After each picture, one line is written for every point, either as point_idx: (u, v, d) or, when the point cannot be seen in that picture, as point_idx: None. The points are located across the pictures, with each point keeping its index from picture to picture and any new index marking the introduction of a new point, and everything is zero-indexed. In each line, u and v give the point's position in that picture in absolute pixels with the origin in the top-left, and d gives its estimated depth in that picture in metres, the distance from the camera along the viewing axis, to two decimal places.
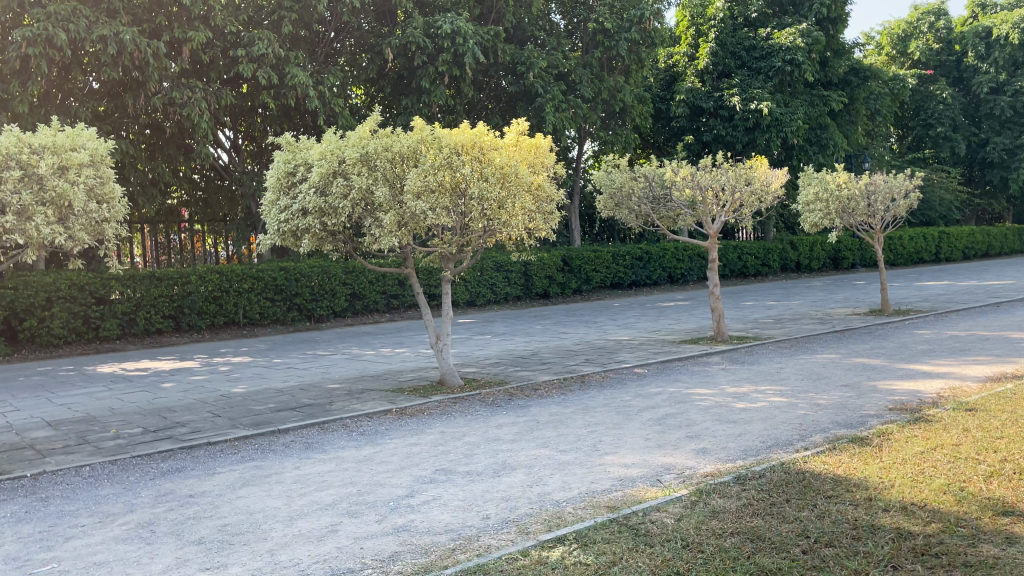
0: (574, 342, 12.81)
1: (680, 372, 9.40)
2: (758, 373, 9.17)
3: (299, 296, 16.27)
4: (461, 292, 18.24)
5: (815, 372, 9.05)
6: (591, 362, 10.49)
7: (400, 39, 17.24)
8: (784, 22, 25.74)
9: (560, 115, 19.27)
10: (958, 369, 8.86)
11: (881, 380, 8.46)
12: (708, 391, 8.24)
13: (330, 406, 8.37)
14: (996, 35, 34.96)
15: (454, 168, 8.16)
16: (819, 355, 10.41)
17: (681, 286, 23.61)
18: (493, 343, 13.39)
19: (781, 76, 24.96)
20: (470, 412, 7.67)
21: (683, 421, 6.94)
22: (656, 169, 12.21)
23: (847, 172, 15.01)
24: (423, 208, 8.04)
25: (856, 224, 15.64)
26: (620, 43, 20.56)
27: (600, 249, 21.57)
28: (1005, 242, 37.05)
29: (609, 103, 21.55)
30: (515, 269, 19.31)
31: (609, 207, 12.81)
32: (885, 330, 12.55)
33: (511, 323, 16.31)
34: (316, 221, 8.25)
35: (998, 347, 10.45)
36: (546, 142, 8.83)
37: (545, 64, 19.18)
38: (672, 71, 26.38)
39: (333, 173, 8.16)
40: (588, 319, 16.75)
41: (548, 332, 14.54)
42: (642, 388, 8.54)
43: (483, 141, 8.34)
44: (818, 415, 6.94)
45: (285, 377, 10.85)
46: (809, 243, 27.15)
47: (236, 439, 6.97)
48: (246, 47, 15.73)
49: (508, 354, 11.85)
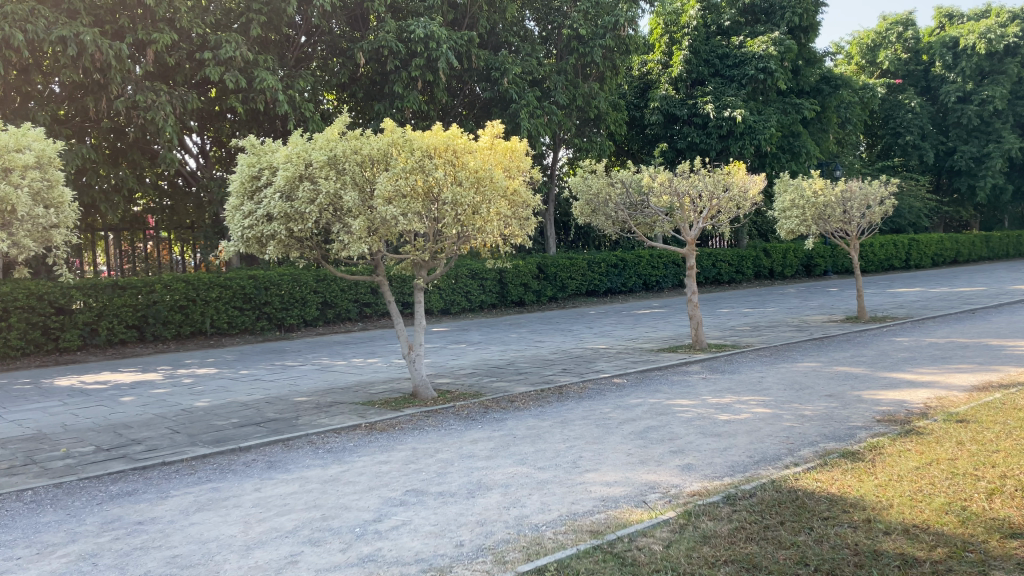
0: (550, 351, 12.52)
1: (661, 382, 9.14)
2: (740, 382, 8.94)
3: (269, 305, 15.79)
4: (435, 300, 17.89)
5: (798, 382, 8.84)
6: (569, 372, 10.21)
7: (372, 44, 16.89)
8: (757, 30, 25.76)
9: (535, 121, 19.03)
10: (942, 378, 8.70)
11: (866, 389, 8.26)
12: (690, 402, 7.98)
13: (297, 420, 7.99)
14: (963, 45, 35.40)
15: (427, 172, 7.84)
16: (800, 363, 10.22)
17: (656, 294, 23.45)
18: (467, 352, 13.06)
19: (754, 84, 24.93)
20: (443, 426, 7.34)
21: (665, 435, 6.68)
22: (633, 174, 11.98)
23: (823, 179, 14.89)
24: (394, 213, 7.68)
25: (832, 231, 15.54)
26: (595, 49, 20.37)
27: (575, 256, 21.33)
28: (973, 249, 37.45)
29: (583, 110, 21.40)
30: (489, 277, 18.98)
31: (585, 213, 12.54)
32: (864, 338, 12.43)
33: (486, 332, 15.99)
34: (281, 227, 7.87)
35: (979, 354, 10.32)
36: (522, 146, 8.57)
37: (520, 70, 18.93)
38: (646, 79, 26.39)
39: (299, 177, 7.81)
40: (564, 327, 16.48)
41: (523, 341, 14.24)
42: (622, 399, 8.26)
43: (457, 144, 8.04)
44: (804, 427, 6.71)
45: (251, 389, 10.43)
46: (782, 250, 27.15)
47: (194, 458, 6.57)
48: (213, 49, 15.29)
49: (483, 363, 11.53)
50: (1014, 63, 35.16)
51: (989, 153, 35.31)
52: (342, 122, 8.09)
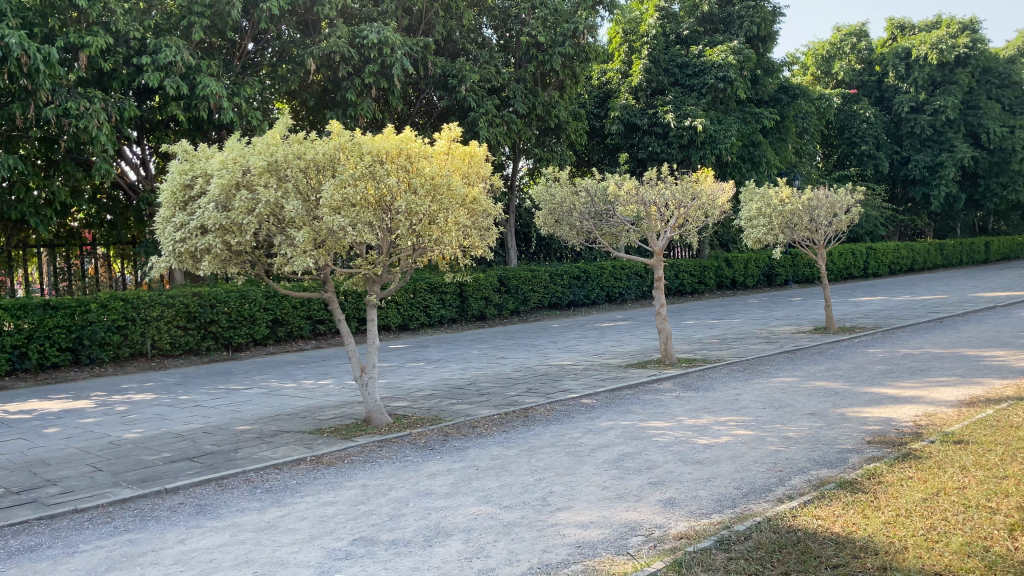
0: (513, 368, 11.90)
1: (632, 402, 8.56)
2: (716, 401, 8.40)
3: (215, 323, 14.94)
4: (393, 316, 17.20)
5: (776, 399, 8.32)
6: (533, 392, 9.58)
7: (322, 49, 16.15)
8: (716, 39, 25.60)
9: (494, 130, 18.50)
10: (926, 392, 8.26)
11: (849, 407, 7.78)
12: (665, 424, 7.40)
13: (236, 454, 7.24)
14: (915, 56, 35.89)
15: (378, 179, 7.18)
16: (775, 378, 9.74)
17: (619, 305, 23.00)
18: (426, 371, 12.37)
19: (714, 93, 24.71)
20: (398, 457, 6.65)
21: (642, 463, 6.08)
22: (597, 182, 11.44)
23: (790, 187, 14.57)
24: (342, 224, 6.99)
25: (799, 241, 15.21)
26: (554, 57, 19.85)
27: (537, 268, 20.77)
28: (928, 257, 37.81)
29: (543, 119, 20.94)
30: (449, 291, 18.32)
31: (548, 223, 11.99)
32: (836, 350, 12.02)
33: (446, 349, 15.30)
34: (217, 240, 7.16)
35: (958, 366, 9.93)
36: (481, 150, 7.97)
37: (477, 77, 18.35)
38: (605, 88, 26.01)
39: (235, 185, 7.12)
40: (527, 342, 15.87)
41: (484, 357, 13.59)
42: (592, 422, 7.66)
43: (411, 149, 7.41)
44: (791, 452, 6.16)
45: (190, 417, 9.62)
46: (744, 259, 26.96)
47: (113, 504, 5.81)
48: (153, 54, 14.57)
49: (442, 383, 10.86)
50: (965, 74, 35.93)
51: (942, 161, 35.74)
52: (283, 124, 7.41)
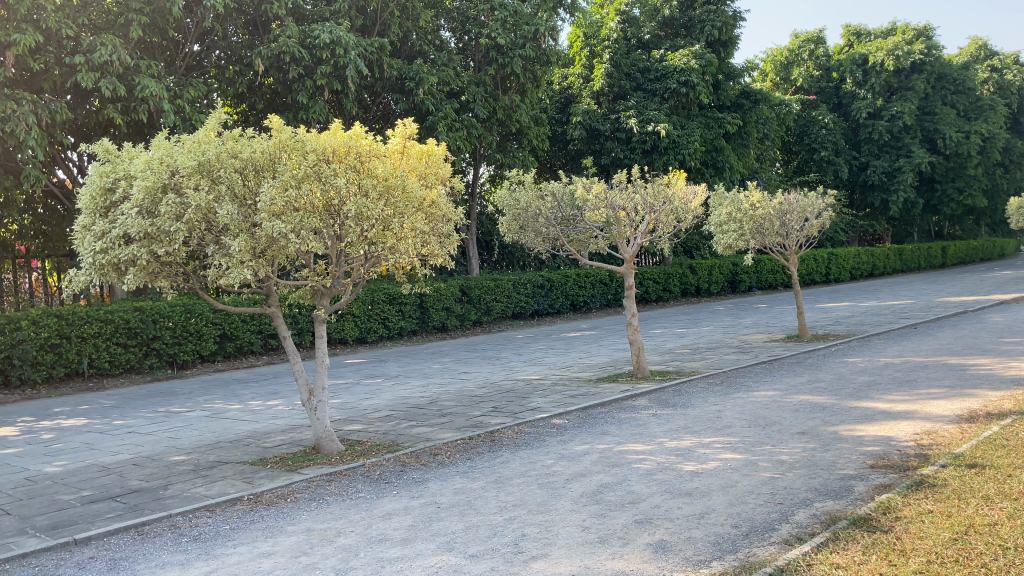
0: (477, 384, 11.17)
1: (607, 421, 7.89)
2: (697, 419, 7.77)
3: (158, 339, 13.97)
4: (350, 328, 16.37)
5: (761, 416, 7.72)
6: (500, 412, 8.87)
7: (272, 49, 15.33)
8: (678, 44, 25.24)
9: (454, 134, 17.81)
10: (920, 406, 7.74)
11: (841, 423, 7.21)
12: (646, 447, 6.75)
13: (166, 493, 6.40)
14: (872, 62, 36.09)
15: (325, 179, 6.43)
16: (756, 391, 9.17)
17: (584, 314, 22.39)
18: (383, 389, 11.56)
19: (677, 98, 24.31)
20: (349, 494, 5.88)
21: (625, 496, 5.41)
22: (564, 186, 10.80)
23: (761, 191, 14.11)
24: (283, 230, 6.20)
25: (771, 246, 14.74)
26: (514, 60, 19.18)
27: (499, 277, 20.07)
28: (887, 263, 37.98)
29: (504, 123, 20.29)
30: (409, 301, 17.56)
31: (513, 230, 11.28)
32: (814, 359, 11.53)
33: (405, 363, 14.51)
34: (141, 250, 6.33)
35: (944, 375, 9.46)
36: (440, 149, 7.27)
37: (436, 79, 17.65)
38: (567, 93, 25.37)
39: (162, 189, 6.30)
40: (491, 354, 15.15)
41: (446, 373, 12.83)
42: (566, 446, 6.97)
43: (362, 147, 6.67)
44: (789, 479, 5.55)
45: (120, 446, 8.69)
46: (708, 266, 26.59)
47: (11, 560, 4.94)
48: (88, 54, 13.57)
49: (400, 403, 10.08)
50: (920, 80, 36.24)
51: (899, 167, 35.84)
52: (217, 120, 6.63)
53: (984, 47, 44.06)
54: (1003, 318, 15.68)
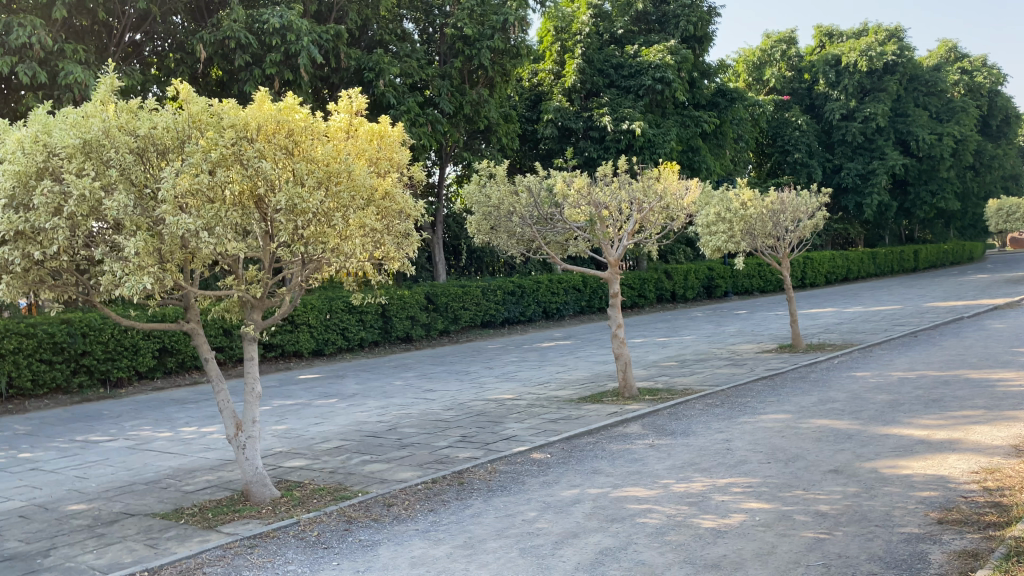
0: (444, 406, 9.86)
1: (598, 457, 6.62)
2: (703, 453, 6.54)
3: (89, 355, 12.43)
4: (306, 341, 15.09)
5: (779, 448, 6.52)
6: (469, 442, 7.57)
7: (216, 35, 13.91)
8: (652, 40, 24.15)
9: (418, 131, 16.49)
10: (963, 434, 6.61)
11: (877, 458, 6.05)
12: (649, 494, 5.50)
13: (43, 563, 4.99)
14: (845, 63, 35.40)
15: (247, 161, 5.08)
16: (764, 415, 7.98)
17: (556, 322, 21.15)
18: (337, 412, 10.18)
19: (651, 96, 23.22)
20: (274, 568, 4.54)
21: (635, 570, 4.15)
22: (541, 180, 9.57)
23: (751, 189, 13.03)
24: (191, 225, 4.80)
25: (761, 249, 13.64)
26: (482, 51, 17.90)
27: (467, 284, 18.78)
28: (861, 266, 37.36)
29: (472, 120, 18.94)
30: (370, 310, 16.24)
31: (483, 231, 9.97)
32: (817, 374, 10.38)
33: (364, 380, 13.15)
34: (10, 252, 4.87)
35: (973, 394, 8.35)
36: (395, 129, 5.97)
37: (398, 71, 16.33)
38: (537, 90, 23.94)
39: (36, 175, 4.85)
40: (459, 368, 13.82)
41: (409, 391, 11.48)
42: (550, 492, 5.71)
43: (297, 123, 5.33)
44: (842, 543, 4.34)
45: (13, 490, 7.22)
46: (683, 271, 25.53)
47: None
48: (2, 35, 12.01)
49: (354, 430, 8.73)
50: (893, 81, 35.64)
51: (873, 169, 35.11)
52: (110, 90, 5.23)
53: (954, 49, 43.73)
54: (1004, 325, 14.66)
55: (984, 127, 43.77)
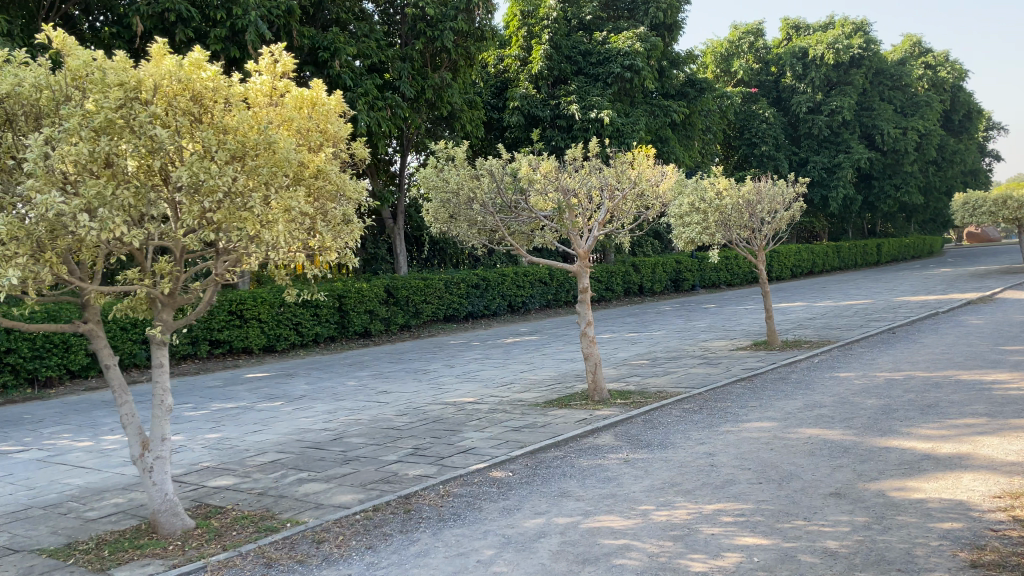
0: (397, 411, 9.00)
1: (566, 475, 5.82)
2: (685, 470, 5.77)
3: (13, 353, 11.28)
4: (255, 337, 14.12)
5: (770, 465, 5.79)
6: (421, 456, 6.72)
7: (153, 7, 12.77)
8: (621, 26, 23.38)
9: (376, 115, 15.52)
10: (970, 446, 5.94)
11: (882, 476, 5.34)
12: (625, 524, 4.72)
13: None
14: (813, 55, 35.01)
15: (139, 128, 4.18)
16: (748, 423, 7.25)
17: (521, 316, 20.32)
18: (279, 418, 9.25)
19: (620, 84, 22.44)
20: None
21: None
22: (504, 164, 8.75)
23: (727, 177, 12.34)
24: (61, 203, 3.89)
25: (736, 241, 12.97)
26: (445, 33, 17.01)
27: (429, 276, 17.91)
28: (826, 260, 37.14)
29: (434, 105, 17.91)
30: (326, 304, 15.30)
31: (441, 219, 9.10)
32: (798, 375, 9.70)
33: (314, 379, 12.23)
34: None
35: (970, 398, 7.72)
36: (330, 97, 5.08)
37: (354, 51, 15.32)
38: (503, 77, 22.88)
39: None
40: (416, 367, 12.93)
41: (361, 393, 10.58)
42: (512, 521, 4.90)
43: (204, 84, 4.45)
44: None
45: None
46: (651, 263, 24.90)
47: None
48: None
49: (293, 441, 7.81)
50: (860, 74, 35.37)
51: (839, 163, 34.73)
52: None
53: (919, 44, 43.67)
54: (983, 322, 14.18)
55: (948, 122, 43.84)
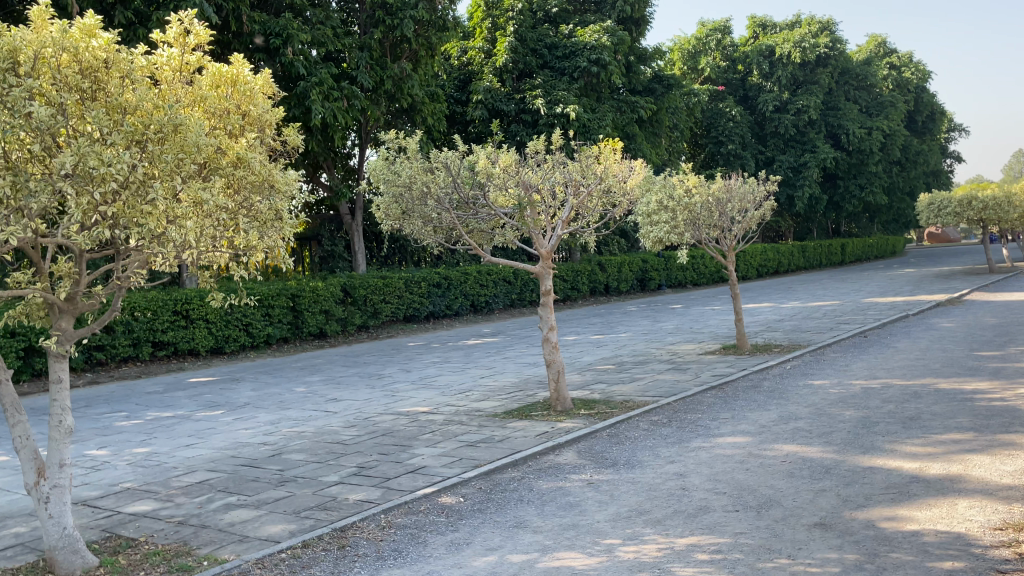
0: (345, 422, 8.36)
1: (523, 501, 5.25)
2: (654, 495, 5.23)
3: None
4: (202, 339, 13.34)
5: (746, 490, 5.27)
6: (365, 477, 6.10)
7: None
8: (588, 20, 22.92)
9: (332, 106, 14.80)
10: (961, 467, 5.48)
11: (870, 503, 4.84)
12: (588, 564, 4.15)
13: None
14: (779, 54, 34.89)
15: (14, 103, 3.53)
16: (721, 438, 6.73)
17: (485, 317, 19.73)
18: (217, 429, 8.54)
19: (586, 79, 21.93)
20: None
21: None
22: (461, 157, 8.14)
23: (696, 174, 11.86)
24: None
25: (706, 241, 12.50)
26: (405, 22, 16.35)
27: (389, 275, 17.22)
28: (791, 259, 37.13)
29: (394, 97, 17.21)
30: (279, 303, 14.55)
31: (394, 216, 8.46)
32: (770, 383, 9.25)
33: (261, 385, 11.51)
34: None
35: (951, 409, 7.31)
36: (254, 75, 4.47)
37: (309, 38, 14.58)
38: (467, 70, 22.22)
39: None
40: (371, 372, 12.27)
41: (309, 402, 9.90)
42: (459, 559, 4.31)
43: (94, 55, 3.87)
44: None
45: None
46: (617, 263, 24.48)
47: None
48: None
49: (227, 457, 7.14)
50: (826, 74, 35.35)
51: (805, 162, 34.62)
52: None
53: (883, 44, 43.90)
54: (954, 325, 13.91)
55: (910, 123, 44.16)
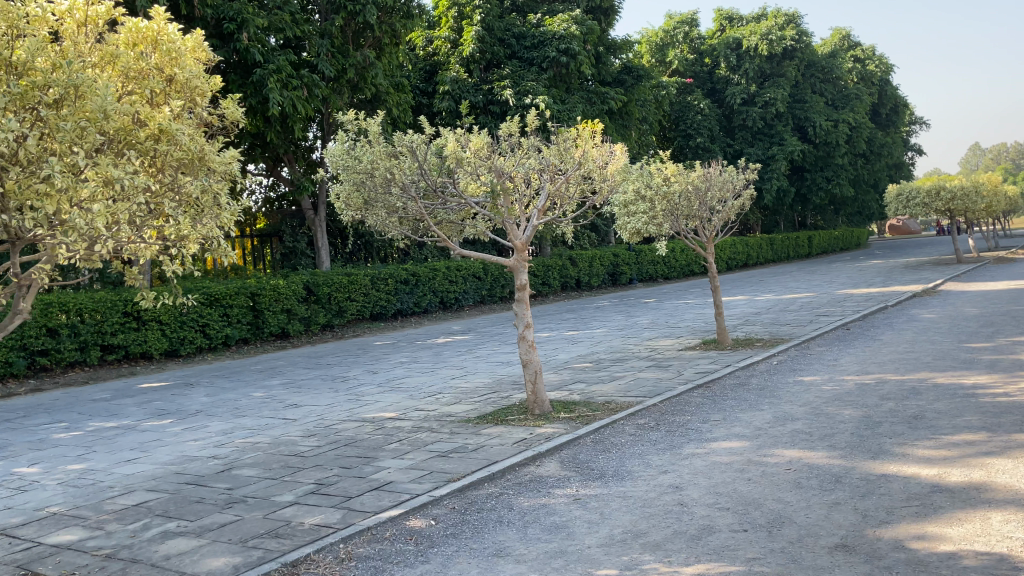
0: (304, 431, 7.66)
1: (503, 523, 4.64)
2: (651, 513, 4.65)
3: None
4: (156, 341, 12.50)
5: (753, 504, 4.70)
6: (323, 496, 5.43)
7: None
8: (556, 9, 22.32)
9: (291, 95, 13.99)
10: (985, 472, 4.97)
11: (893, 518, 4.31)
12: None
13: None
14: (746, 47, 34.58)
15: None
16: (716, 443, 6.16)
17: (454, 314, 19.07)
18: (164, 441, 7.80)
19: (555, 69, 21.32)
20: None
21: None
22: (427, 140, 7.45)
23: (674, 162, 11.30)
24: None
25: (685, 232, 11.97)
26: (368, 7, 15.64)
27: (353, 271, 16.46)
28: (760, 252, 36.98)
29: (358, 86, 16.48)
30: (237, 302, 13.76)
31: (355, 207, 7.76)
32: (758, 380, 8.74)
33: (215, 391, 10.73)
34: None
35: (957, 406, 6.82)
36: (179, 34, 4.17)
37: (265, 23, 13.77)
38: (432, 61, 21.47)
39: None
40: (334, 374, 11.55)
41: (267, 408, 9.16)
42: None
43: None
44: None
45: None
46: (588, 257, 23.94)
47: None
48: None
49: (171, 474, 6.43)
50: (792, 66, 35.20)
51: (773, 155, 34.43)
52: None
53: (847, 38, 43.99)
54: (936, 316, 13.57)
55: (875, 116, 44.31)
